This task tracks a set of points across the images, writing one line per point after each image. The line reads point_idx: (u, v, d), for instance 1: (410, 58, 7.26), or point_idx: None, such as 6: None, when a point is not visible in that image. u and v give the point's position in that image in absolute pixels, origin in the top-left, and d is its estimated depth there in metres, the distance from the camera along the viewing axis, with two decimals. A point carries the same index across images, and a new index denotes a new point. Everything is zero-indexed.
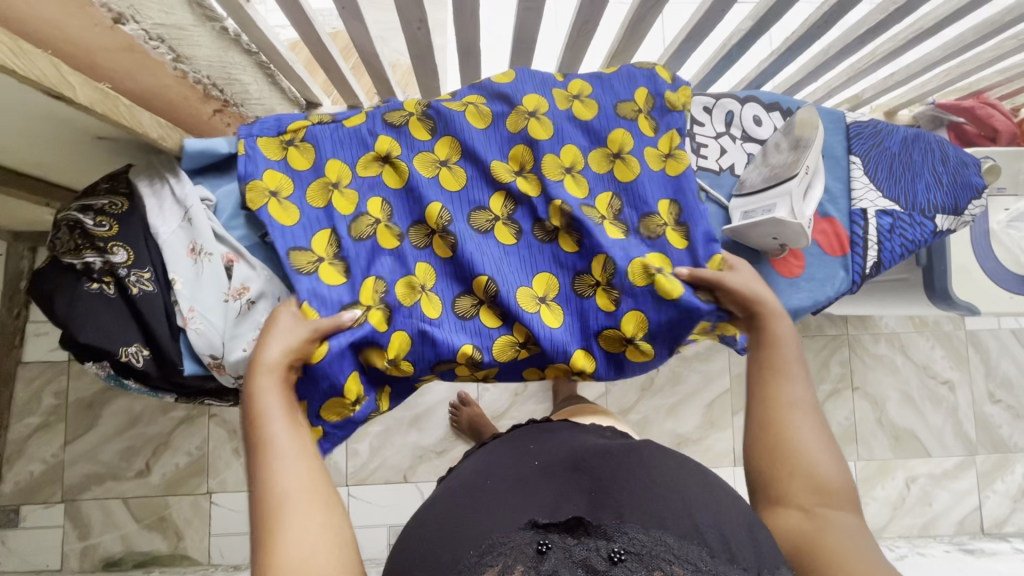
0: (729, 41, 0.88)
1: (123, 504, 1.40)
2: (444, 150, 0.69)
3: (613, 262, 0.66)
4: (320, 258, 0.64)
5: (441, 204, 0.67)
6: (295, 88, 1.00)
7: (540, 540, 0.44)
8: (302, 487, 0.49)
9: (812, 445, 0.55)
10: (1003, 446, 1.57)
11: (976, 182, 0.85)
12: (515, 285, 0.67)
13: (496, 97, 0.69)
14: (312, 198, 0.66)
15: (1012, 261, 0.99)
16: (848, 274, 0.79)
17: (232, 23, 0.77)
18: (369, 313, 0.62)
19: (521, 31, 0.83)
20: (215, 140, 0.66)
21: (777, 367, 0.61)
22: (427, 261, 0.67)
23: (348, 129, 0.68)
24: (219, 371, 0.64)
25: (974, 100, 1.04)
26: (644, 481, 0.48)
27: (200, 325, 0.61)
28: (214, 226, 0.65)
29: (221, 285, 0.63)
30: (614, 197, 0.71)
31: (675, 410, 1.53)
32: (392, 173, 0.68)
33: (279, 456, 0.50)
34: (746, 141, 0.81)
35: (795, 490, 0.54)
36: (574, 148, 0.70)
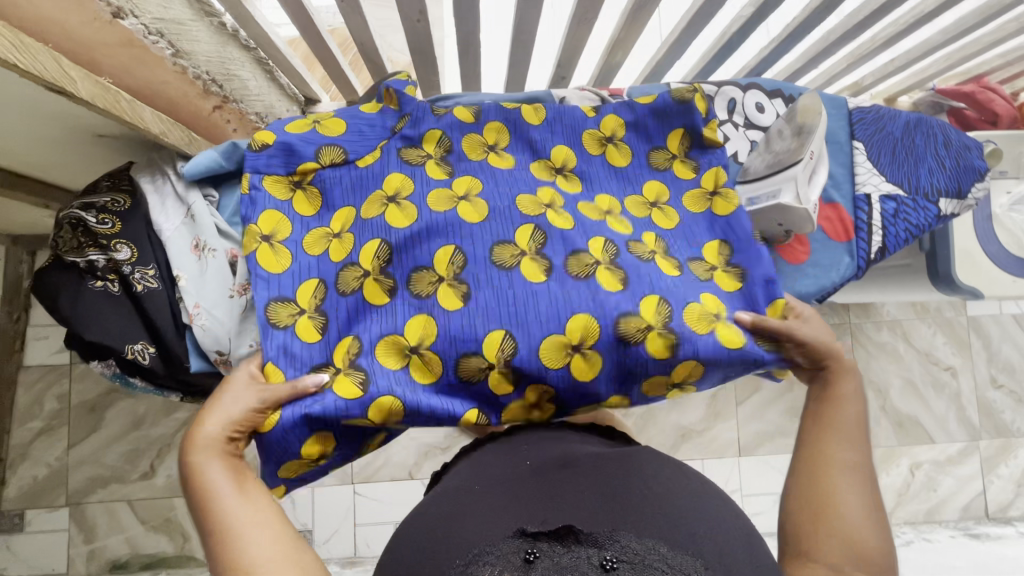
0: (729, 29, 0.88)
1: (128, 506, 1.39)
2: (462, 186, 0.66)
3: (668, 305, 0.61)
4: (300, 311, 0.62)
5: (451, 245, 0.62)
6: (293, 85, 1.00)
7: (529, 549, 0.43)
8: (256, 556, 0.47)
9: (861, 508, 0.54)
10: (1006, 431, 1.57)
11: (979, 165, 0.85)
12: (541, 336, 0.59)
13: (522, 145, 0.72)
14: (309, 245, 0.65)
15: (1014, 245, 0.99)
16: (853, 260, 0.79)
17: (230, 18, 0.76)
18: (334, 376, 0.59)
19: (521, 22, 0.83)
20: (209, 161, 0.64)
21: (837, 427, 0.59)
22: (428, 313, 0.60)
23: (362, 171, 0.67)
24: (225, 367, 0.63)
25: (975, 85, 1.05)
26: (642, 491, 0.49)
27: (205, 321, 0.61)
28: (218, 222, 0.64)
29: (226, 281, 0.63)
30: (658, 238, 0.68)
31: (679, 401, 1.53)
32: (398, 213, 0.64)
33: (232, 535, 0.48)
34: (749, 128, 0.81)
35: (828, 548, 0.52)
36: (608, 196, 0.71)
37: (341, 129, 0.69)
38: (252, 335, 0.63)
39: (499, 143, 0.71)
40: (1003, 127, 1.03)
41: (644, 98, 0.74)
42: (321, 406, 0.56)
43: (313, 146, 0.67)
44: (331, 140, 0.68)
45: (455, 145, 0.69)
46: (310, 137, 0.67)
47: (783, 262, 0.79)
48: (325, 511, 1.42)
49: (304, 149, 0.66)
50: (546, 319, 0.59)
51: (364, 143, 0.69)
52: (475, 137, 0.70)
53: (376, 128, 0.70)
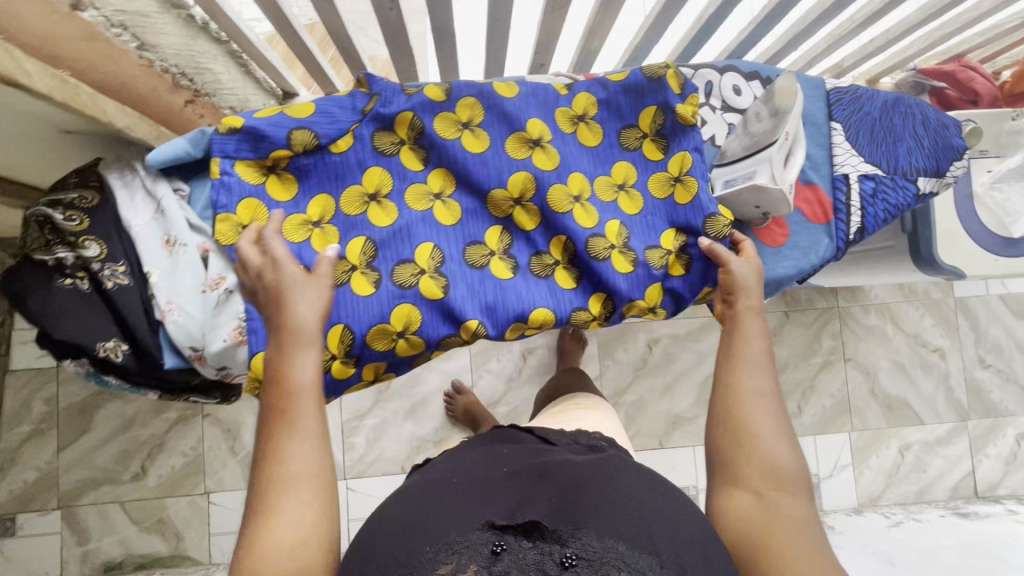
0: (705, 11, 0.87)
1: (120, 508, 1.39)
2: (438, 182, 0.70)
3: (613, 300, 0.71)
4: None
5: (431, 242, 0.68)
6: (270, 78, 0.98)
7: (496, 541, 0.44)
8: (301, 473, 0.50)
9: (768, 431, 0.61)
10: (995, 410, 1.58)
11: (958, 144, 0.85)
12: (506, 323, 0.69)
13: (498, 121, 0.71)
14: (289, 232, 0.66)
15: (995, 223, 0.99)
16: (832, 241, 0.80)
17: (197, 10, 0.75)
18: (331, 361, 0.64)
19: (495, 8, 0.82)
20: (179, 147, 0.63)
21: (743, 361, 0.65)
22: (413, 303, 0.65)
23: (337, 158, 0.67)
24: (200, 363, 0.63)
25: (955, 65, 1.05)
26: (607, 495, 0.50)
27: (178, 316, 0.61)
28: (188, 216, 0.64)
29: (198, 275, 0.62)
30: (621, 224, 0.73)
31: (669, 389, 1.53)
32: (380, 212, 0.68)
33: (297, 438, 0.51)
34: (726, 111, 0.81)
35: (750, 474, 0.59)
36: (580, 176, 0.73)
37: (311, 110, 0.67)
38: (224, 330, 0.62)
39: (474, 119, 0.71)
40: (982, 106, 1.04)
41: (617, 75, 0.75)
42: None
43: (283, 130, 0.64)
44: (302, 122, 0.65)
45: (428, 126, 0.69)
46: (280, 120, 0.65)
47: (762, 244, 0.79)
48: None
49: (273, 134, 0.64)
50: (512, 309, 0.68)
51: (336, 126, 0.67)
52: (448, 116, 0.70)
53: (346, 110, 0.68)
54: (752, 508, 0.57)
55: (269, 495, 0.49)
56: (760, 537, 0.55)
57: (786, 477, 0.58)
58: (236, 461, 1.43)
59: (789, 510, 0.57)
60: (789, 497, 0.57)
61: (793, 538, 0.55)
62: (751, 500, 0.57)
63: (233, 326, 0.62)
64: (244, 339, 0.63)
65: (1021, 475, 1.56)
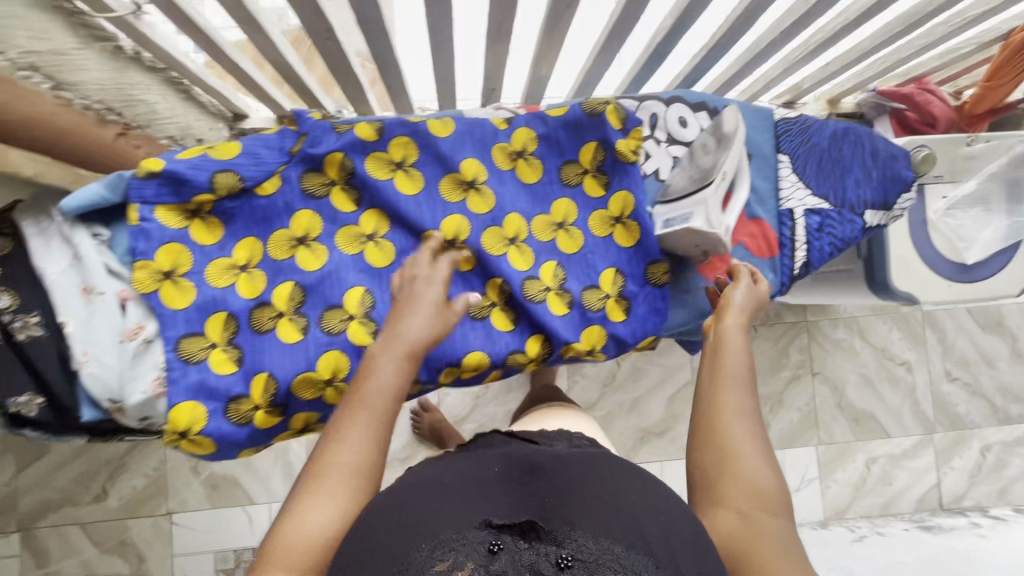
0: (654, 39, 0.84)
1: (81, 529, 1.37)
2: (370, 223, 0.69)
3: (550, 342, 0.71)
4: (213, 344, 0.63)
5: (362, 287, 0.67)
6: (216, 101, 0.93)
7: (493, 540, 0.42)
8: (350, 470, 0.50)
9: (751, 447, 0.55)
10: (960, 423, 1.60)
11: (907, 176, 0.83)
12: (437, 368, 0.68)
13: (433, 161, 0.70)
14: (213, 277, 0.64)
15: (950, 249, 0.98)
16: (777, 276, 0.80)
17: (128, 41, 0.72)
18: (254, 412, 0.63)
19: (435, 39, 0.78)
20: (93, 190, 0.61)
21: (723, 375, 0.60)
22: (341, 350, 0.64)
23: (264, 201, 0.66)
24: (119, 414, 0.61)
25: (913, 87, 1.04)
26: (602, 496, 0.48)
27: (94, 368, 0.58)
28: (107, 262, 0.62)
29: (116, 324, 0.60)
30: (557, 266, 0.73)
31: (638, 404, 1.52)
32: (309, 255, 0.67)
33: (352, 433, 0.51)
34: (671, 144, 0.79)
35: (733, 492, 0.52)
36: (517, 216, 0.72)
37: (236, 151, 0.65)
38: (145, 380, 0.61)
39: (408, 158, 0.70)
40: (941, 129, 1.03)
41: (557, 109, 0.74)
42: (238, 439, 0.64)
43: (205, 174, 0.63)
44: (226, 165, 0.64)
45: (359, 166, 0.68)
46: (201, 162, 0.63)
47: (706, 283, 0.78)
48: None
49: (193, 178, 0.62)
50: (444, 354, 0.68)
51: (261, 168, 0.65)
52: (380, 156, 0.69)
53: (272, 150, 0.66)
54: (738, 528, 0.50)
55: (312, 479, 0.49)
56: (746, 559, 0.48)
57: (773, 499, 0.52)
58: (200, 480, 1.42)
59: (776, 538, 0.50)
60: (772, 520, 0.51)
61: (782, 562, 0.48)
62: (735, 519, 0.51)
63: (154, 377, 0.62)
64: (164, 391, 0.62)
65: (986, 487, 1.58)
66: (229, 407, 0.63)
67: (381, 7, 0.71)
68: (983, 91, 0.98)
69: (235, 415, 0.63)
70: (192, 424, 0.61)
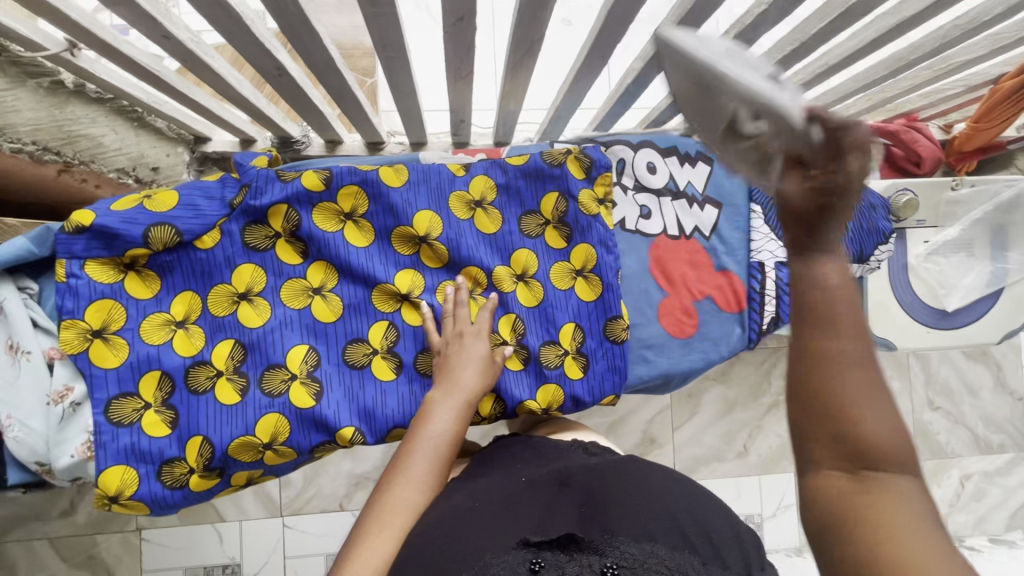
0: (625, 79, 0.80)
1: (50, 544, 1.35)
2: (317, 276, 0.66)
3: (503, 401, 0.67)
4: (146, 404, 0.60)
5: (306, 345, 0.64)
6: (173, 127, 0.90)
7: (533, 559, 0.42)
8: (411, 511, 0.51)
9: (863, 406, 0.31)
10: (941, 451, 1.58)
11: (884, 227, 0.84)
12: (384, 429, 0.65)
13: (385, 212, 0.68)
14: (147, 334, 0.61)
15: (930, 295, 0.96)
16: (744, 331, 0.78)
17: (69, 75, 0.70)
18: (189, 475, 0.61)
19: (392, 76, 0.74)
20: (15, 246, 0.57)
21: (813, 312, 0.31)
22: (281, 412, 0.62)
23: (203, 254, 0.63)
24: (49, 475, 0.59)
25: (901, 123, 1.03)
26: (634, 497, 0.49)
27: (19, 433, 0.55)
28: (35, 317, 0.59)
29: (42, 386, 0.57)
30: (517, 319, 0.69)
31: (615, 427, 1.46)
32: (251, 311, 0.64)
33: (406, 477, 0.52)
34: (638, 191, 0.78)
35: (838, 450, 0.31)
36: (474, 268, 0.69)
37: (173, 202, 0.62)
38: (73, 444, 0.58)
39: (358, 209, 0.67)
40: (924, 169, 1.02)
41: (517, 158, 0.71)
42: (172, 502, 0.61)
43: (139, 228, 0.60)
44: (161, 218, 0.61)
45: (305, 220, 0.65)
46: (134, 215, 0.60)
47: (669, 336, 0.76)
48: (252, 544, 1.38)
49: (126, 232, 0.59)
50: (392, 413, 0.65)
51: (201, 221, 0.62)
52: (328, 207, 0.66)
53: (213, 201, 0.63)
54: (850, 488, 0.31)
55: (374, 520, 0.49)
56: (845, 541, 0.31)
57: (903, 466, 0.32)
58: None
59: (906, 516, 0.30)
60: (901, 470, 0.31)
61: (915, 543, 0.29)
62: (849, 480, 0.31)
63: (82, 440, 0.58)
64: (94, 454, 0.58)
65: (964, 517, 1.56)
66: (162, 469, 0.60)
67: (329, 48, 0.67)
68: (969, 131, 0.98)
69: (168, 478, 0.60)
70: (122, 488, 0.59)
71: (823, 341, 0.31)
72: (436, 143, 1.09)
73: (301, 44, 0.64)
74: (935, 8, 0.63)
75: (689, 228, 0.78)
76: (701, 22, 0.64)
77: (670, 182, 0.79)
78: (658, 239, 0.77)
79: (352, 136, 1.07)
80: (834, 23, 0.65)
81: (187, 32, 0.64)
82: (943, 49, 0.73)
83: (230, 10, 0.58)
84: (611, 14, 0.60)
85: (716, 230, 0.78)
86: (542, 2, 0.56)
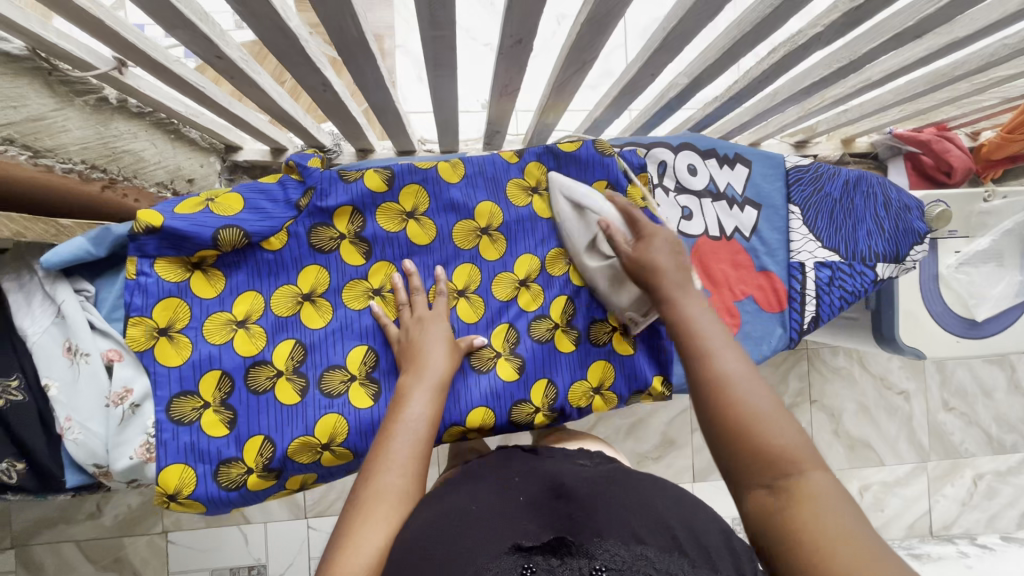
0: (667, 93, 0.80)
1: (76, 547, 1.33)
2: (378, 277, 0.67)
3: (556, 387, 0.68)
4: (205, 404, 0.60)
5: (365, 345, 0.65)
6: (205, 136, 0.91)
7: (524, 564, 0.39)
8: (396, 497, 0.48)
9: (743, 392, 0.46)
10: (954, 451, 1.60)
11: (918, 228, 0.84)
12: (446, 423, 0.65)
13: (444, 209, 0.69)
14: (210, 332, 0.61)
15: (959, 305, 0.96)
16: (786, 330, 0.80)
17: (112, 90, 0.69)
18: (245, 476, 0.61)
19: (438, 93, 0.73)
20: (78, 244, 0.56)
21: (695, 347, 0.51)
22: (340, 413, 0.63)
23: (270, 255, 0.63)
24: (106, 478, 0.59)
25: (932, 132, 1.03)
26: (621, 501, 0.47)
27: (79, 435, 0.54)
28: (92, 319, 0.57)
29: (101, 388, 0.56)
30: (568, 300, 0.71)
31: (635, 429, 1.44)
32: (314, 312, 0.65)
33: (389, 458, 0.50)
34: (679, 193, 0.79)
35: (751, 464, 0.43)
36: (528, 258, 0.71)
37: (240, 206, 0.62)
38: (132, 446, 0.58)
39: (419, 208, 0.68)
40: (955, 179, 1.03)
41: (569, 144, 0.71)
42: (228, 501, 0.61)
43: (210, 231, 0.59)
44: (230, 221, 0.60)
45: (370, 221, 0.67)
46: (203, 220, 0.59)
47: None
48: (277, 547, 1.37)
49: (196, 235, 0.58)
50: (447, 409, 0.65)
51: (268, 223, 0.62)
52: (391, 207, 0.67)
53: (278, 203, 0.64)
54: (769, 503, 0.41)
55: (356, 509, 0.47)
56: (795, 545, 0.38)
57: (779, 455, 0.42)
58: None
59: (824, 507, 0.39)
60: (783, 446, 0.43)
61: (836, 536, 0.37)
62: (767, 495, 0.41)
63: (141, 442, 0.58)
64: (152, 455, 0.58)
65: (976, 515, 1.59)
66: (219, 470, 0.60)
67: (379, 69, 0.67)
68: (1000, 141, 0.99)
69: (225, 479, 0.60)
70: (181, 487, 0.59)
71: (709, 366, 0.49)
72: (466, 150, 1.09)
73: (353, 64, 0.64)
74: (989, 30, 0.63)
75: (729, 229, 0.80)
76: (755, 45, 0.64)
77: (710, 184, 0.80)
78: (700, 240, 0.78)
79: (382, 143, 1.07)
80: (887, 43, 0.64)
81: (238, 52, 0.64)
82: (988, 67, 0.74)
83: (289, 33, 0.58)
84: (669, 36, 0.60)
85: (756, 231, 0.80)
86: (604, 25, 0.56)
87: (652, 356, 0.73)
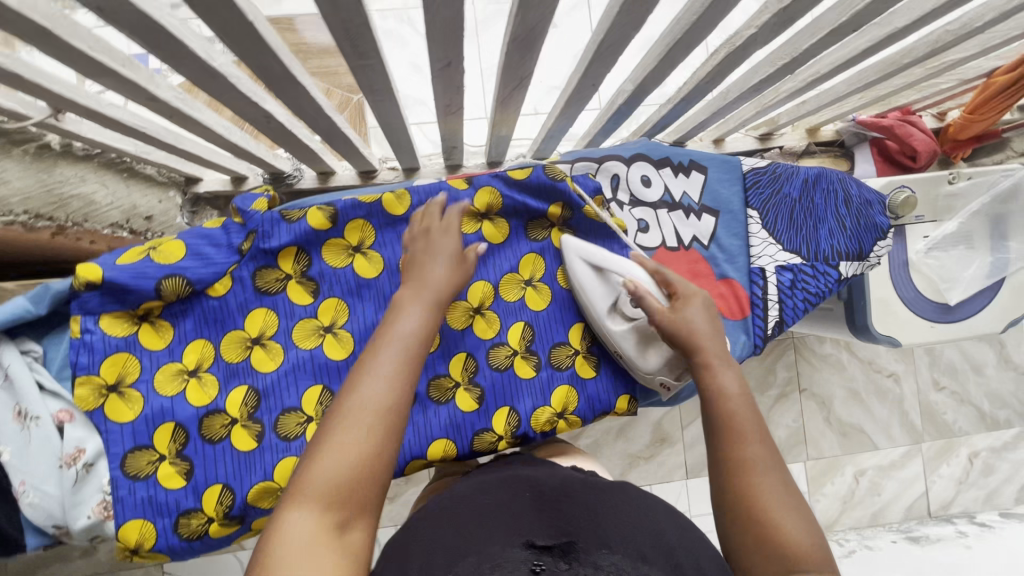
0: (616, 99, 0.80)
1: None
2: (328, 314, 0.66)
3: (518, 414, 0.68)
4: (161, 457, 0.59)
5: (320, 385, 0.65)
6: (162, 171, 0.91)
7: (535, 561, 0.39)
8: (379, 407, 0.44)
9: (768, 477, 0.49)
10: (948, 431, 1.59)
11: (880, 222, 0.83)
12: (408, 457, 0.64)
13: (391, 241, 0.68)
14: (161, 384, 0.61)
15: (932, 290, 0.96)
16: (749, 337, 0.77)
17: (56, 137, 0.68)
18: (207, 525, 0.60)
19: (383, 115, 0.73)
20: (15, 304, 0.55)
21: (723, 429, 0.52)
22: (298, 455, 0.63)
23: (215, 301, 0.63)
24: (67, 536, 0.58)
25: (894, 117, 1.03)
26: (629, 519, 0.46)
27: (35, 499, 0.54)
28: (41, 380, 0.57)
29: (53, 450, 0.56)
30: (526, 326, 0.70)
31: (624, 431, 1.43)
32: (264, 356, 0.64)
33: (372, 368, 0.46)
34: (634, 205, 0.78)
35: (759, 556, 0.45)
36: (483, 285, 0.69)
37: (181, 252, 0.61)
38: (89, 505, 0.57)
39: (365, 241, 0.68)
40: (921, 163, 1.02)
41: (519, 171, 0.70)
42: (191, 551, 0.61)
43: (151, 282, 0.59)
44: (171, 269, 0.60)
45: (315, 260, 0.66)
46: (144, 270, 0.59)
47: None
48: None
49: (137, 288, 0.58)
50: (408, 444, 0.64)
51: (211, 269, 0.62)
52: (336, 243, 0.67)
53: (220, 248, 0.63)
54: None
55: (336, 416, 0.44)
56: None
57: (791, 552, 0.45)
58: None
59: None
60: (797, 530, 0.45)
61: None
62: None
63: (98, 500, 0.58)
64: (110, 513, 0.58)
65: (974, 492, 1.58)
66: (179, 522, 0.59)
67: (317, 97, 0.66)
68: (963, 122, 0.98)
69: (185, 531, 0.60)
70: (142, 541, 0.58)
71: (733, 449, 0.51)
72: (429, 165, 1.08)
73: (288, 96, 0.63)
74: (926, 18, 0.62)
75: (687, 238, 0.79)
76: (692, 48, 0.63)
77: (665, 195, 0.80)
78: (658, 251, 0.78)
79: (344, 164, 1.07)
80: (825, 38, 0.64)
81: (172, 91, 0.63)
82: (936, 53, 0.73)
83: (214, 71, 0.57)
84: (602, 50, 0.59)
85: (714, 238, 0.80)
86: (531, 43, 0.55)
87: (611, 378, 0.73)
